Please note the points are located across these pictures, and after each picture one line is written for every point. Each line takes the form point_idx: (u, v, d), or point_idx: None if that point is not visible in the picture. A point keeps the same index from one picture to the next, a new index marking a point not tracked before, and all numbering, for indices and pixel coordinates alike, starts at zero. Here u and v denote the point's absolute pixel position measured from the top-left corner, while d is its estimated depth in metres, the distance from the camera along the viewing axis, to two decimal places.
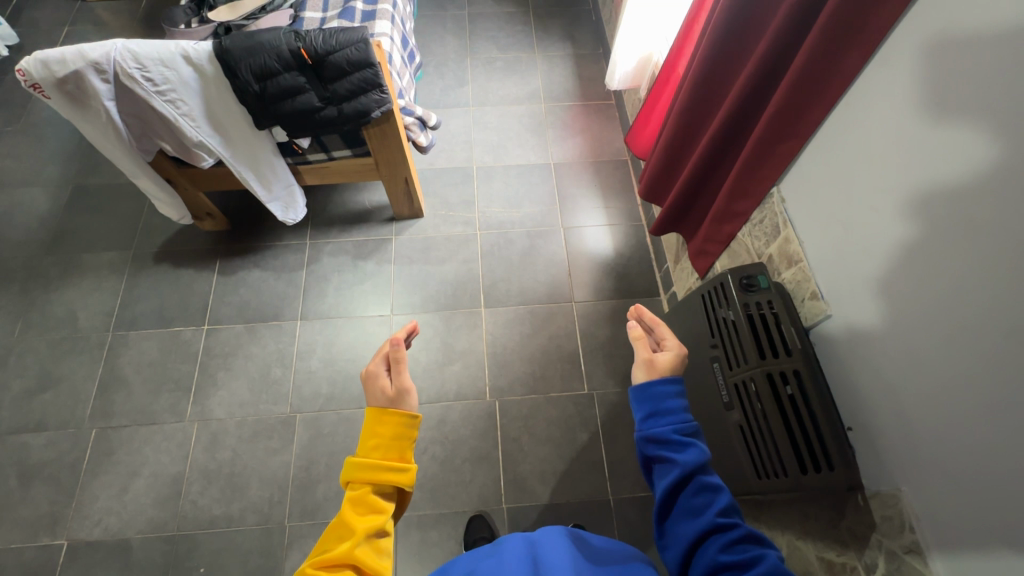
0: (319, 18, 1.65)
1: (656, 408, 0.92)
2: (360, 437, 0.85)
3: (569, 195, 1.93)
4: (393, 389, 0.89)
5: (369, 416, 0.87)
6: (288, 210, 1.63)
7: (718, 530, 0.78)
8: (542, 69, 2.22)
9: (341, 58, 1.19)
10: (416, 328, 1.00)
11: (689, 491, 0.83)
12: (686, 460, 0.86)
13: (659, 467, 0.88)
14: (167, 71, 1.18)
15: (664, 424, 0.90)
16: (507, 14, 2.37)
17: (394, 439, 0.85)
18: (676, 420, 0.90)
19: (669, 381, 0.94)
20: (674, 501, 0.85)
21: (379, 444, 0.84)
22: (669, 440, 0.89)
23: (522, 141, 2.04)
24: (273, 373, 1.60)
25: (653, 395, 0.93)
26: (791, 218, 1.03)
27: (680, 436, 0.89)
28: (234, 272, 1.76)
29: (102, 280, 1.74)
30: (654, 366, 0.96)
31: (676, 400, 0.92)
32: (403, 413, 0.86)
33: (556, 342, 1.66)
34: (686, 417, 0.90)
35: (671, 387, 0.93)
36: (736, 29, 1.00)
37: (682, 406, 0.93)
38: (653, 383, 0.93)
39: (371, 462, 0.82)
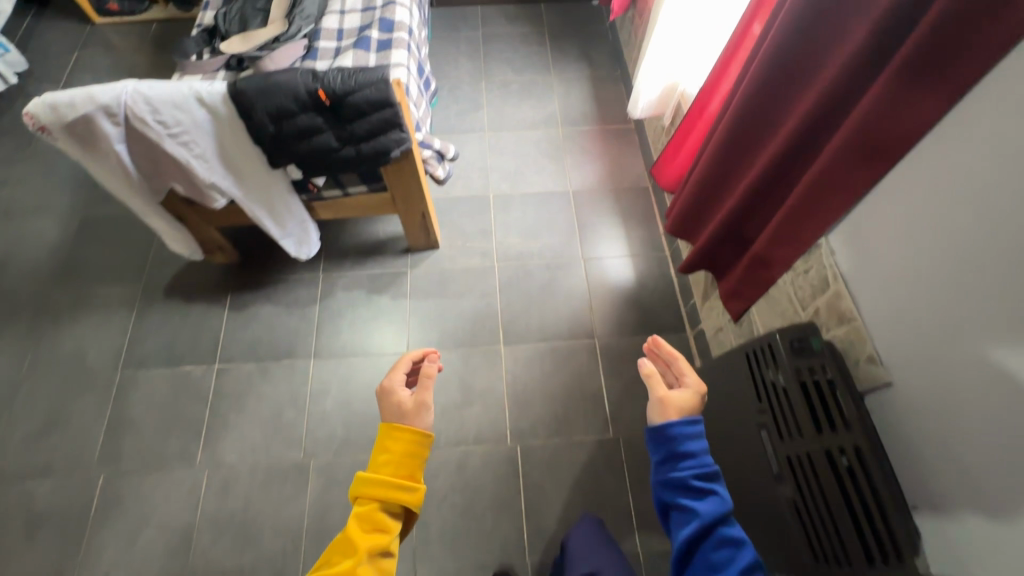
0: (334, 48, 1.61)
1: (675, 452, 0.89)
2: (372, 452, 0.87)
3: (590, 224, 1.88)
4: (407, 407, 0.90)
5: (383, 430, 0.89)
6: (302, 245, 1.57)
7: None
8: (559, 91, 2.17)
9: (360, 98, 1.14)
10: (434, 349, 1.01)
11: (710, 544, 0.82)
12: (705, 509, 0.84)
13: (678, 513, 0.87)
14: (180, 114, 1.13)
15: (683, 468, 0.88)
16: (521, 35, 2.32)
17: (405, 457, 0.86)
18: (696, 466, 0.88)
19: (689, 421, 0.91)
20: (692, 551, 0.84)
21: (391, 461, 0.86)
22: (687, 486, 0.87)
23: (539, 167, 1.99)
24: (286, 416, 1.54)
25: (671, 438, 0.89)
26: (843, 273, 0.95)
27: (700, 482, 0.87)
28: (246, 307, 1.71)
29: (111, 315, 1.70)
30: (667, 405, 0.92)
31: (697, 443, 0.89)
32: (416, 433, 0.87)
33: (578, 381, 1.60)
34: (705, 462, 0.88)
35: (692, 428, 0.90)
36: (786, 67, 0.95)
37: (704, 448, 0.90)
38: (672, 426, 0.89)
39: (380, 480, 0.84)
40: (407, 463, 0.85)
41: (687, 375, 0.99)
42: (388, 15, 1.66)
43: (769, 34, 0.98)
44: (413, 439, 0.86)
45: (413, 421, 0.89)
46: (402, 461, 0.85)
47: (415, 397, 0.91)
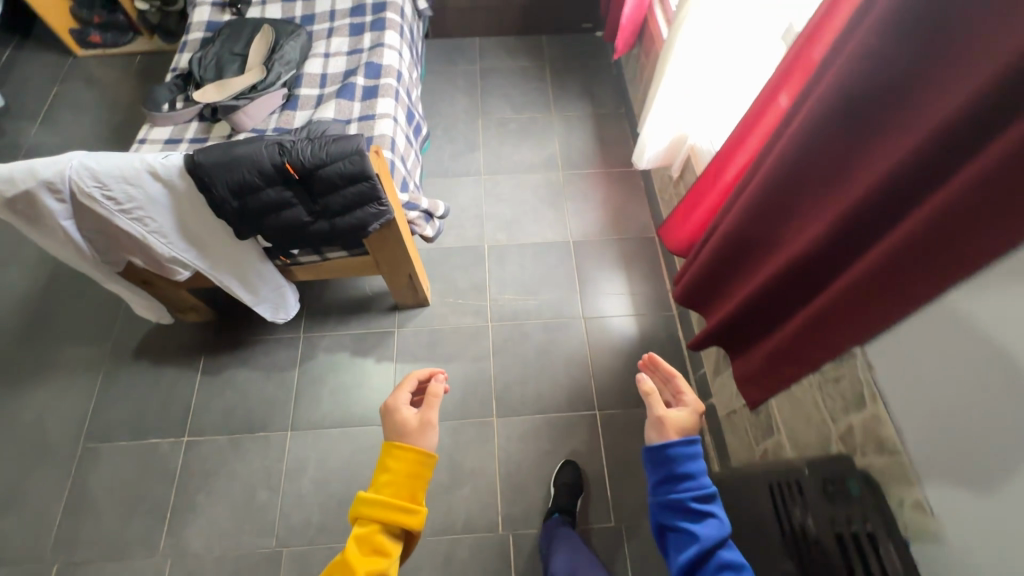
0: (316, 95, 1.50)
1: (671, 472, 0.85)
2: (373, 473, 0.85)
3: (591, 278, 1.75)
4: (412, 425, 0.89)
5: (387, 446, 0.87)
6: (278, 309, 1.45)
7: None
8: (560, 131, 2.05)
9: (332, 172, 1.02)
10: (440, 371, 1.02)
11: (710, 572, 0.77)
12: (705, 535, 0.80)
13: (676, 539, 0.82)
14: (132, 189, 1.01)
15: (681, 490, 0.84)
16: (521, 69, 2.21)
17: (408, 478, 0.83)
18: (695, 487, 0.83)
19: (686, 441, 0.86)
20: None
21: (398, 478, 0.84)
22: (686, 509, 0.83)
23: (538, 214, 1.87)
24: (258, 498, 1.42)
25: (669, 457, 0.86)
26: (883, 393, 0.81)
27: (698, 505, 0.83)
28: (220, 371, 1.59)
29: (76, 379, 1.58)
30: (665, 424, 0.88)
31: (695, 463, 0.85)
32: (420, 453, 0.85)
33: (577, 459, 1.46)
34: (703, 483, 0.84)
35: (691, 448, 0.86)
36: (820, 148, 0.82)
37: (702, 469, 0.85)
38: (671, 444, 0.85)
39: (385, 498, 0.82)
40: (413, 481, 0.83)
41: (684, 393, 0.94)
42: (375, 59, 1.56)
43: (803, 106, 0.85)
44: (416, 458, 0.85)
45: (418, 437, 0.88)
46: (408, 479, 0.83)
47: (420, 413, 0.90)
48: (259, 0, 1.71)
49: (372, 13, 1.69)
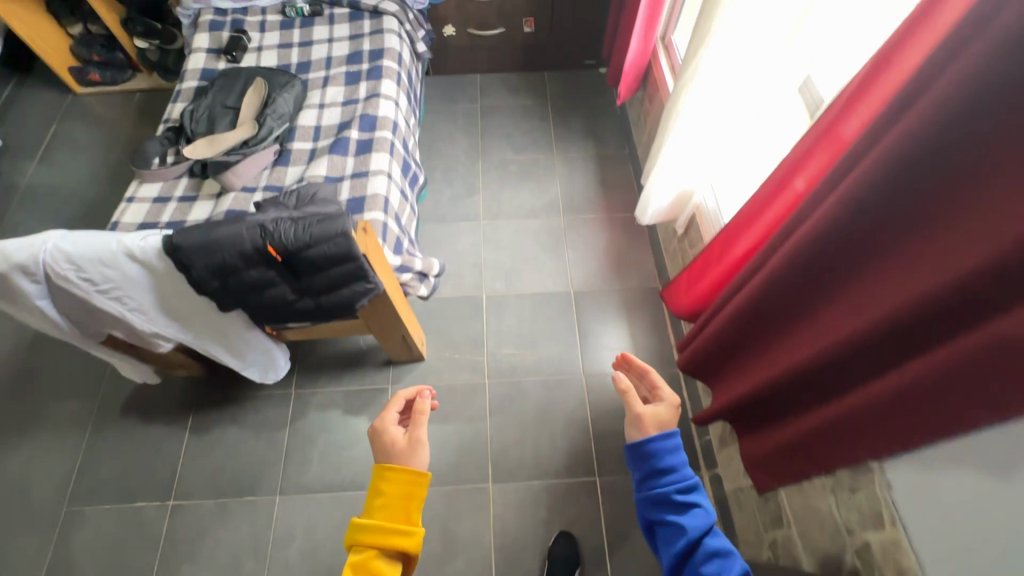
0: (309, 149, 1.47)
1: (657, 466, 0.96)
2: (367, 497, 0.91)
3: (592, 332, 1.69)
4: (402, 445, 0.97)
5: (378, 471, 0.93)
6: (267, 370, 1.40)
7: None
8: (562, 174, 2.01)
9: (317, 253, 0.98)
10: (426, 389, 1.10)
11: (699, 557, 0.86)
12: (690, 521, 0.89)
13: (665, 530, 0.92)
14: (108, 270, 0.97)
15: (666, 483, 0.95)
16: (522, 108, 2.18)
17: (402, 499, 0.89)
18: (678, 479, 0.94)
19: (666, 434, 0.98)
20: (683, 568, 0.88)
21: (390, 504, 0.90)
22: (671, 501, 0.93)
23: (538, 262, 1.82)
24: (244, 568, 1.36)
25: (651, 454, 0.97)
26: (903, 519, 0.75)
27: (683, 496, 0.93)
28: (209, 429, 1.54)
29: (63, 436, 1.54)
30: (643, 420, 1.01)
31: (677, 457, 0.97)
32: (412, 471, 0.91)
33: (577, 530, 1.40)
34: (684, 475, 0.95)
35: (670, 441, 0.98)
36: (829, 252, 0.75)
37: (684, 463, 0.97)
38: (652, 441, 0.97)
39: (380, 522, 0.87)
40: (407, 503, 0.89)
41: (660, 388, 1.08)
42: (370, 111, 1.53)
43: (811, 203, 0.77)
44: (409, 477, 0.91)
45: (410, 457, 0.95)
46: (402, 502, 0.89)
47: (410, 432, 0.99)
48: (255, 47, 1.70)
49: (368, 61, 1.66)
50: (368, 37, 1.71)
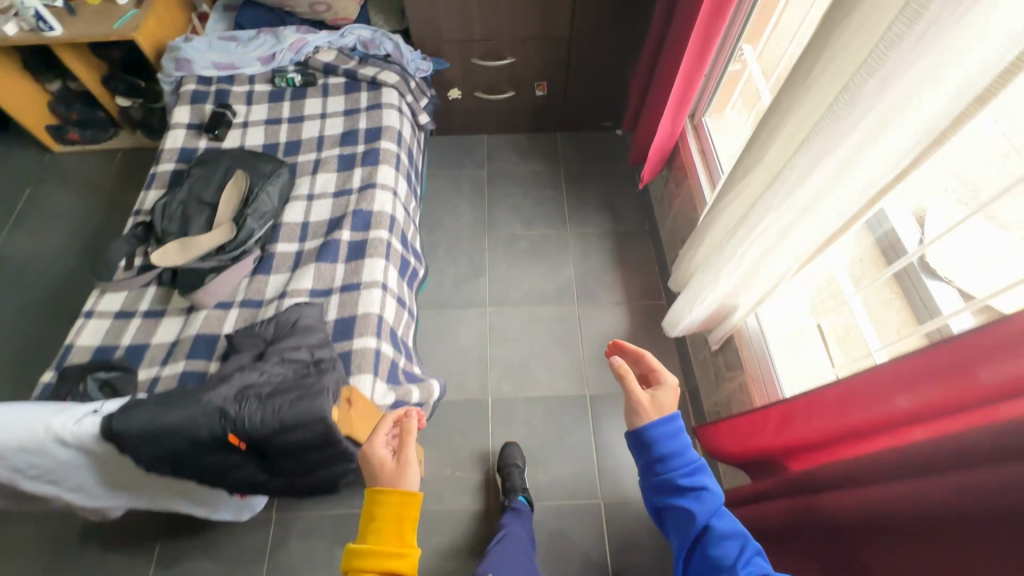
0: (296, 251, 1.30)
1: (657, 451, 0.87)
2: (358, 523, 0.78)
3: (611, 442, 1.51)
4: (392, 464, 0.83)
5: (366, 496, 0.80)
6: (242, 509, 1.22)
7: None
8: (576, 252, 1.84)
9: (290, 440, 0.81)
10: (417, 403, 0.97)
11: (711, 542, 0.80)
12: (697, 507, 0.82)
13: (673, 516, 0.85)
14: (36, 457, 0.81)
15: (670, 468, 0.86)
16: (533, 174, 2.01)
17: (395, 521, 0.77)
18: (683, 463, 0.86)
19: (663, 417, 0.89)
20: (695, 554, 0.82)
21: (383, 531, 0.77)
22: (676, 487, 0.85)
23: (550, 358, 1.64)
24: None
25: (651, 440, 0.88)
26: None
27: (688, 481, 0.85)
28: (178, 560, 1.36)
29: (11, 567, 1.36)
30: (645, 408, 0.92)
31: (678, 439, 0.88)
32: (403, 490, 0.78)
33: None
34: (687, 455, 0.86)
35: (670, 425, 0.88)
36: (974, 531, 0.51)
37: (687, 443, 0.88)
38: (652, 428, 0.88)
39: (372, 550, 0.74)
40: (400, 527, 0.76)
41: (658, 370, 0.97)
42: (364, 206, 1.36)
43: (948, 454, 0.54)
44: (400, 497, 0.78)
45: (400, 475, 0.81)
46: (397, 526, 0.76)
47: (399, 447, 0.85)
48: (241, 123, 1.55)
49: (364, 142, 1.50)
50: (364, 113, 1.56)
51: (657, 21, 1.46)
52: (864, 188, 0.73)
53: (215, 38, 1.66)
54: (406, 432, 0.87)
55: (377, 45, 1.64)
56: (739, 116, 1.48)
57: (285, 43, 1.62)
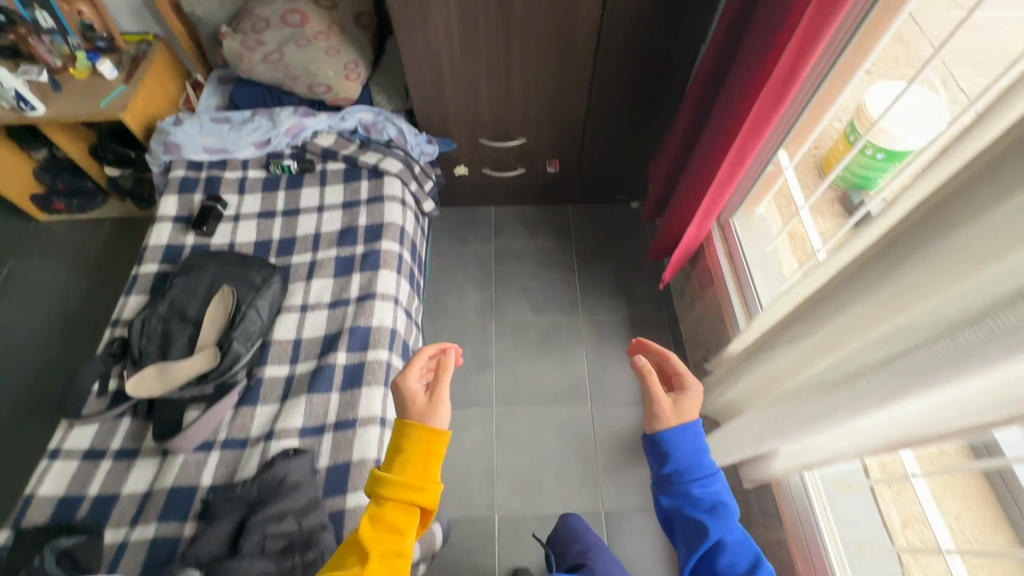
0: (286, 374, 1.19)
1: (676, 462, 0.88)
2: (389, 451, 0.84)
3: (630, 571, 1.38)
4: (424, 402, 0.87)
5: (398, 427, 0.85)
6: None
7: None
8: (588, 344, 1.72)
9: None
10: (450, 347, 0.97)
11: (722, 554, 0.84)
12: (713, 520, 0.85)
13: (684, 523, 0.87)
14: None
15: (688, 482, 0.87)
16: (543, 253, 1.90)
17: (424, 456, 0.82)
18: (700, 476, 0.87)
19: (684, 428, 0.90)
20: (701, 561, 0.86)
21: (410, 461, 0.82)
22: (692, 499, 0.87)
23: (562, 469, 1.52)
24: None
25: (673, 451, 0.89)
26: None
27: (703, 493, 0.87)
28: None
29: None
30: (669, 414, 0.91)
31: (695, 448, 0.89)
32: (433, 426, 0.83)
33: None
34: (706, 468, 0.88)
35: (690, 434, 0.89)
36: None
37: (704, 452, 0.89)
38: (676, 439, 0.87)
39: (399, 482, 0.80)
40: (426, 463, 0.82)
41: (681, 376, 0.94)
42: (362, 321, 1.25)
43: None
44: (431, 432, 0.83)
45: (429, 411, 0.85)
46: (423, 461, 0.82)
47: (433, 385, 0.88)
48: (232, 216, 1.45)
49: (363, 242, 1.39)
50: (364, 207, 1.45)
51: (683, 116, 1.36)
52: (973, 408, 0.58)
53: (206, 120, 1.55)
54: (442, 368, 0.90)
55: (379, 129, 1.54)
56: (768, 219, 1.37)
57: (281, 127, 1.52)
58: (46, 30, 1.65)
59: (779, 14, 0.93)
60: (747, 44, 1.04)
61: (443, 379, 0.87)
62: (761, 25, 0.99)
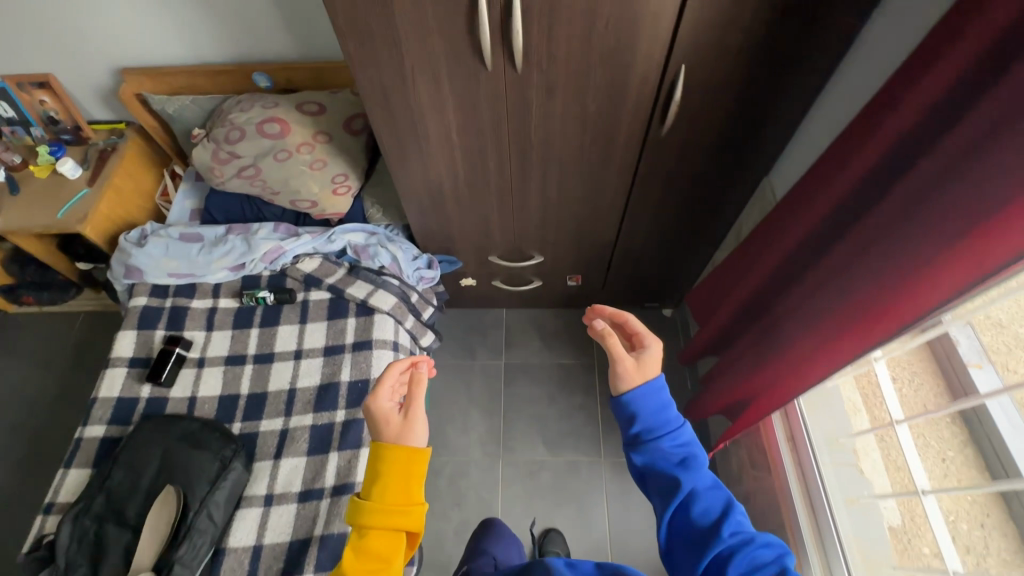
0: None
1: (645, 418, 0.79)
2: (365, 479, 0.70)
3: None
4: (399, 422, 0.72)
5: (371, 456, 0.71)
6: None
7: (727, 554, 0.69)
8: (610, 492, 1.48)
9: None
10: (422, 359, 0.82)
11: (698, 511, 0.74)
12: (687, 474, 0.75)
13: (657, 481, 0.77)
14: None
15: (658, 437, 0.78)
16: (560, 371, 1.66)
17: (405, 480, 0.69)
18: (670, 432, 0.78)
19: (648, 384, 0.79)
20: (677, 519, 0.75)
21: (387, 487, 0.69)
22: (664, 459, 0.77)
23: None
24: None
25: (640, 404, 0.79)
26: None
27: (672, 444, 0.78)
28: None
29: None
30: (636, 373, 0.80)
31: (661, 401, 0.79)
32: (413, 448, 0.70)
33: None
34: (675, 423, 0.79)
35: (657, 392, 0.79)
36: None
37: (668, 404, 0.80)
38: (642, 389, 0.79)
39: (375, 506, 0.68)
40: (407, 483, 0.69)
41: (640, 338, 0.83)
42: (336, 527, 1.02)
43: None
44: (409, 456, 0.70)
45: (406, 431, 0.71)
46: (402, 485, 0.69)
47: (406, 401, 0.72)
48: (197, 362, 1.24)
49: (345, 406, 1.16)
50: (349, 355, 1.22)
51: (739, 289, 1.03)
52: None
53: (174, 238, 1.34)
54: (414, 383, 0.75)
55: (370, 254, 1.31)
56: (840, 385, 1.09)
57: (257, 252, 1.30)
58: (7, 120, 1.48)
59: (914, 249, 0.61)
60: (856, 241, 0.71)
61: (416, 391, 0.72)
62: (862, 256, 0.69)
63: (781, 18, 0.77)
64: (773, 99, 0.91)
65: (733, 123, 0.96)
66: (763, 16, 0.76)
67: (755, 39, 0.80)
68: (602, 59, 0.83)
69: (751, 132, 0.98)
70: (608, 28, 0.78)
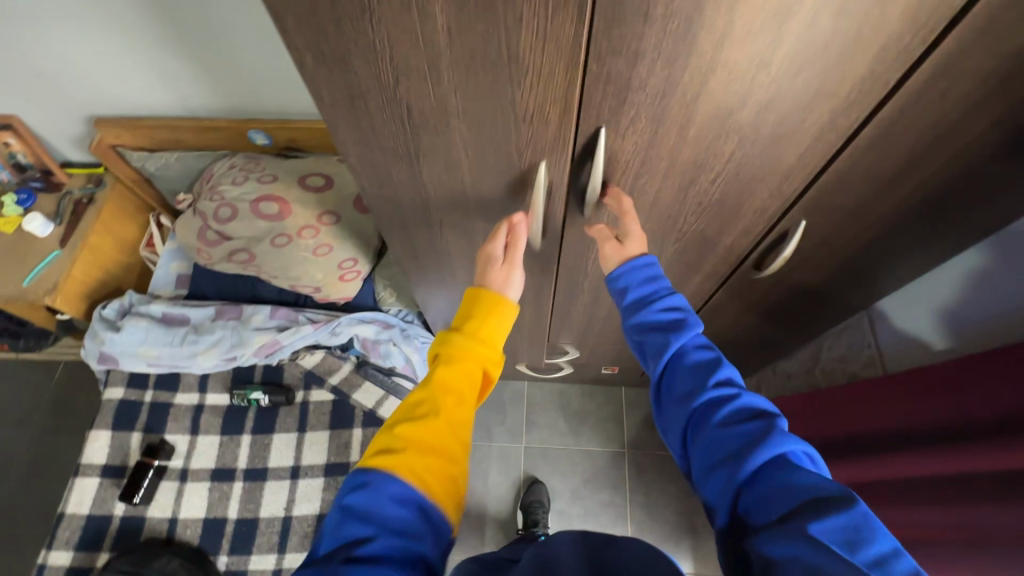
0: None
1: (631, 289, 0.64)
2: (453, 318, 0.65)
3: None
4: (499, 273, 0.66)
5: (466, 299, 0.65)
6: None
7: (713, 409, 0.54)
8: None
9: None
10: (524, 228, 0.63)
11: (683, 374, 0.59)
12: (675, 341, 0.60)
13: (646, 350, 0.63)
14: None
15: (645, 301, 0.63)
16: (588, 457, 1.50)
17: (490, 327, 0.64)
18: (658, 299, 0.63)
19: (634, 262, 0.64)
20: (661, 387, 0.61)
21: (471, 326, 0.63)
22: (650, 324, 0.63)
23: None
24: None
25: (629, 278, 0.64)
26: None
27: (663, 307, 0.63)
28: None
29: None
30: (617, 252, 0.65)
31: (651, 272, 0.64)
32: (504, 300, 0.65)
33: None
34: (666, 287, 0.64)
35: (652, 268, 0.64)
36: None
37: (660, 273, 0.65)
38: (632, 264, 0.64)
39: (459, 338, 0.62)
40: (490, 328, 0.63)
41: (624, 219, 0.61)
42: None
43: None
44: (499, 304, 0.64)
45: (506, 282, 0.66)
46: (487, 324, 0.63)
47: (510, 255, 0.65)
48: (178, 476, 1.08)
49: None
50: None
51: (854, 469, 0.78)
52: None
53: (156, 320, 1.15)
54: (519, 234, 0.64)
55: (381, 353, 1.12)
56: None
57: (247, 345, 1.11)
58: None
59: None
60: None
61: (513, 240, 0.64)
62: None
63: (954, 183, 0.56)
64: (906, 252, 0.71)
65: (844, 270, 0.75)
66: (934, 182, 0.56)
67: (908, 204, 0.60)
68: (699, 210, 0.62)
69: (862, 276, 0.78)
70: (715, 184, 0.57)
